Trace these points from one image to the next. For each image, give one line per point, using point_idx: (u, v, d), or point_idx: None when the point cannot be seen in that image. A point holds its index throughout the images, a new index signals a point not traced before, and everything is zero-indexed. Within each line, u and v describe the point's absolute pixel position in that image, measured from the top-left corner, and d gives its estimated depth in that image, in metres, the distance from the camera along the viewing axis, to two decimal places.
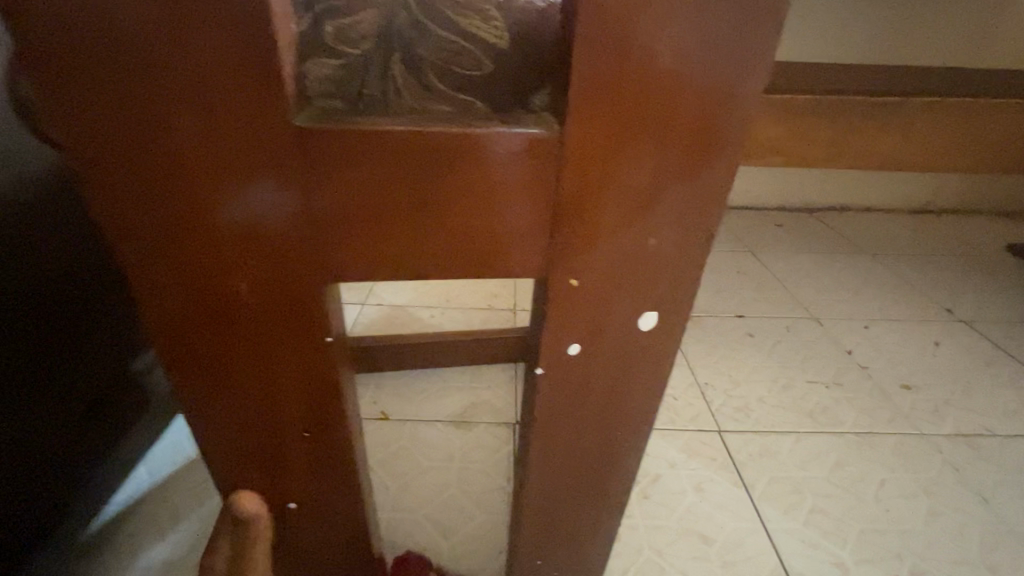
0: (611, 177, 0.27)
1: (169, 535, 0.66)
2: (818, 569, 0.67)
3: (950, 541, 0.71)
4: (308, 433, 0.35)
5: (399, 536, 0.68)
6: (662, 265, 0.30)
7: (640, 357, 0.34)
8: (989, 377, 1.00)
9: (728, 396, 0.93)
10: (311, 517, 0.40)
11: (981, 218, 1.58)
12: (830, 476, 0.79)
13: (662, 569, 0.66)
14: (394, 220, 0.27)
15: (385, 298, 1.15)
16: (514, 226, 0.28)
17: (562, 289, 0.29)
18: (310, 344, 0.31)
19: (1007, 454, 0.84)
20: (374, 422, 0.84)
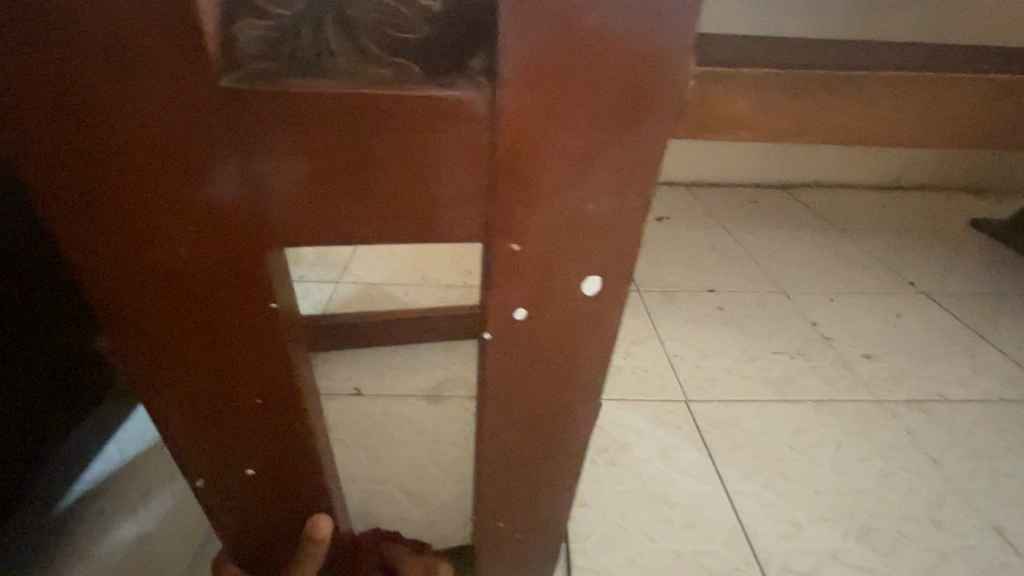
0: (544, 141, 0.27)
1: (140, 512, 0.66)
2: (774, 528, 0.70)
3: (900, 499, 0.74)
4: (261, 400, 0.36)
5: (371, 506, 0.69)
6: (601, 231, 0.31)
7: (587, 323, 0.35)
8: (946, 345, 1.04)
9: (696, 367, 0.95)
10: (272, 486, 0.41)
11: (948, 195, 1.62)
12: (789, 441, 0.82)
13: (626, 531, 0.68)
14: (333, 183, 0.28)
15: (360, 276, 1.15)
16: (453, 191, 0.29)
17: (504, 254, 0.31)
18: (256, 311, 0.32)
19: (958, 418, 0.88)
20: (347, 397, 0.85)
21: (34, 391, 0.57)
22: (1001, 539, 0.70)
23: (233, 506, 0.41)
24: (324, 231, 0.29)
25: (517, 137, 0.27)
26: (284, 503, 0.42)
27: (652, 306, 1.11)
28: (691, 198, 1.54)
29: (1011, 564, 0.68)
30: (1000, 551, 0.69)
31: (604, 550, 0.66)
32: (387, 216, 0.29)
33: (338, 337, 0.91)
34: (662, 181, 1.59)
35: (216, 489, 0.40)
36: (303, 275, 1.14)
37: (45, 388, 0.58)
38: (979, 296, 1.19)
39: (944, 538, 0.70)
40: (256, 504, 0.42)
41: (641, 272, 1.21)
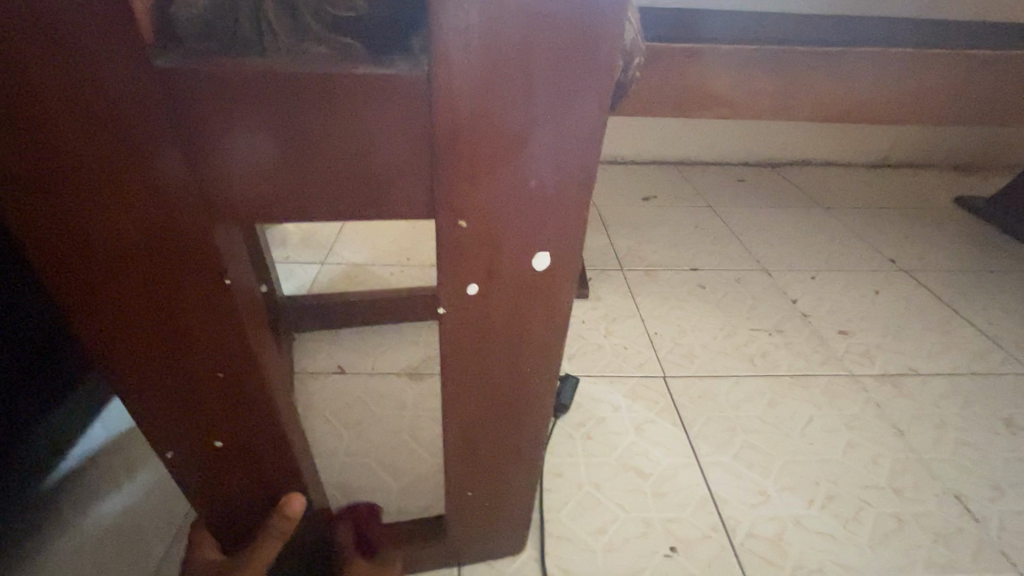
0: (479, 119, 0.28)
1: (127, 486, 0.68)
2: (742, 497, 0.72)
3: (864, 469, 0.77)
4: (222, 374, 0.37)
5: (351, 479, 0.71)
6: (544, 207, 0.32)
7: (539, 297, 0.36)
8: (921, 321, 1.06)
9: (675, 343, 0.97)
10: (242, 456, 0.42)
11: (934, 173, 1.62)
12: (761, 415, 0.84)
13: (599, 501, 0.71)
14: (279, 160, 0.29)
15: (344, 257, 1.15)
16: (395, 167, 0.31)
17: (452, 229, 0.32)
18: (210, 287, 0.33)
19: (927, 390, 0.90)
20: (331, 375, 0.86)
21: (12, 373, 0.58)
22: (959, 505, 0.73)
23: (203, 478, 0.43)
24: (274, 206, 0.31)
25: (453, 116, 0.28)
26: (257, 472, 0.44)
27: (634, 285, 1.12)
28: (678, 177, 1.54)
29: (967, 529, 0.70)
30: (957, 516, 0.72)
31: (577, 518, 0.68)
32: (333, 190, 0.31)
33: (320, 317, 0.92)
34: (650, 160, 1.59)
35: (186, 461, 0.42)
36: (289, 256, 1.15)
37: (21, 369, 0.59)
38: (958, 272, 1.20)
39: (904, 505, 0.73)
40: (228, 475, 0.43)
41: (625, 251, 1.22)
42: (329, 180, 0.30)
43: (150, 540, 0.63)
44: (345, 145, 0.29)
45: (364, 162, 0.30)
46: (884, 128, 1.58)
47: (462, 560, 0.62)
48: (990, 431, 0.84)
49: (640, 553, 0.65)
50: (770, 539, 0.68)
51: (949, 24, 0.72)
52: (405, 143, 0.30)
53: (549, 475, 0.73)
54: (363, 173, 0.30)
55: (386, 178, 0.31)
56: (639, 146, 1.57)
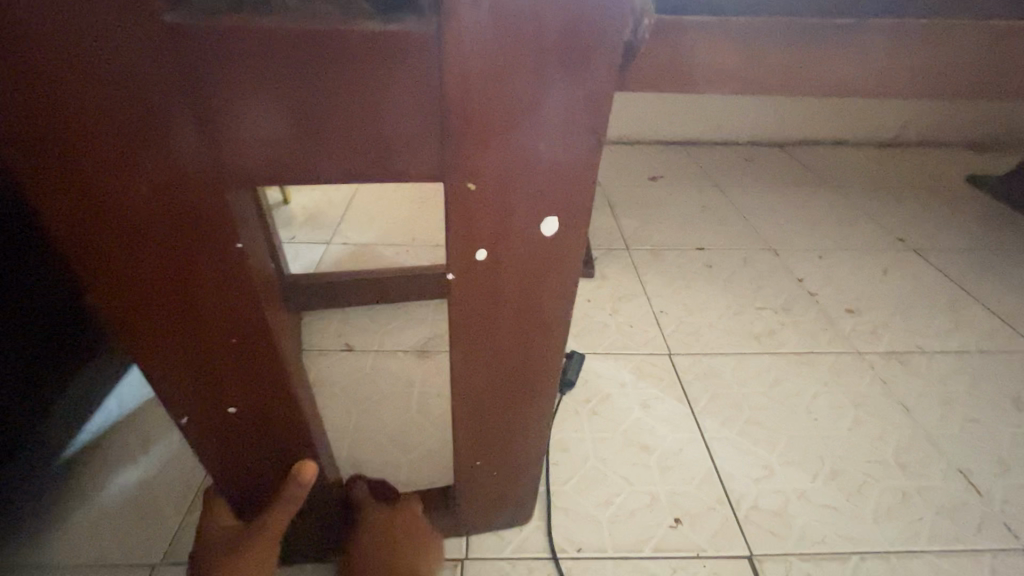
0: (489, 80, 0.28)
1: (141, 460, 0.69)
2: (746, 471, 0.73)
3: (869, 444, 0.77)
4: (235, 340, 0.38)
5: (361, 453, 0.72)
6: (554, 171, 0.32)
7: (549, 264, 0.36)
8: (929, 300, 1.05)
9: (680, 322, 0.97)
10: (254, 423, 0.43)
11: (946, 151, 1.60)
12: (767, 392, 0.85)
13: (604, 475, 0.71)
14: (289, 123, 0.30)
15: (350, 237, 1.15)
16: (405, 131, 0.31)
17: (461, 193, 0.32)
18: (222, 252, 0.33)
19: (934, 368, 0.90)
20: (338, 353, 0.87)
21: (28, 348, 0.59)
22: (963, 480, 0.73)
23: (218, 444, 0.44)
24: (285, 170, 0.31)
25: (463, 77, 0.28)
26: (269, 439, 0.45)
27: (640, 264, 1.12)
28: (685, 157, 1.52)
29: (971, 502, 0.71)
30: (962, 490, 0.72)
31: (583, 492, 0.69)
32: (343, 153, 0.31)
33: (327, 296, 0.93)
34: (657, 140, 1.58)
35: (201, 428, 0.42)
36: (295, 237, 1.15)
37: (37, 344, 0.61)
38: (969, 251, 1.19)
39: (908, 479, 0.73)
40: (240, 441, 0.44)
41: (631, 231, 1.22)
42: (339, 144, 0.31)
43: (165, 510, 0.64)
44: (355, 107, 0.29)
45: (373, 125, 0.30)
46: (896, 105, 1.55)
47: (470, 530, 0.63)
48: (996, 408, 0.84)
49: (646, 525, 0.66)
50: (774, 512, 0.68)
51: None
52: (415, 105, 0.30)
53: (555, 449, 0.74)
54: (372, 136, 0.31)
55: (395, 141, 0.31)
56: (646, 126, 1.55)
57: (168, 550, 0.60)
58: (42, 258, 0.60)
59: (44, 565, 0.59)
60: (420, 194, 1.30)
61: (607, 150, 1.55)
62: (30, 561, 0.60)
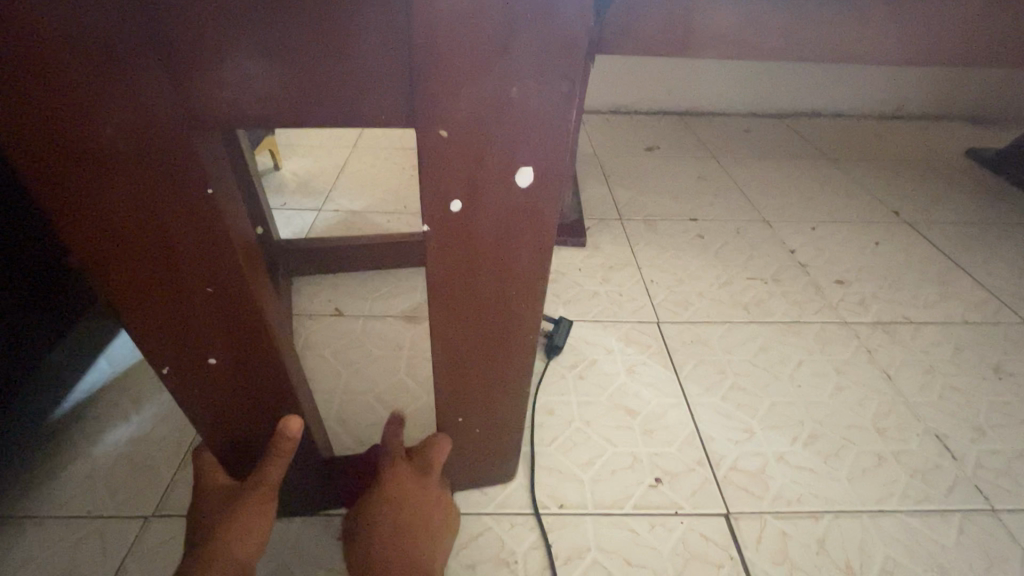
0: (457, 22, 0.28)
1: (133, 418, 0.70)
2: (729, 434, 0.74)
3: (850, 410, 0.79)
4: (211, 291, 0.38)
5: (349, 413, 0.74)
6: (527, 117, 0.31)
7: (527, 215, 0.36)
8: (918, 272, 1.05)
9: (670, 291, 0.98)
10: (234, 373, 0.44)
11: (946, 124, 1.58)
12: (753, 359, 0.86)
13: (588, 436, 0.73)
14: (259, 59, 0.29)
15: (341, 204, 1.14)
16: (374, 70, 0.31)
17: (434, 141, 0.32)
18: (193, 196, 0.33)
19: (918, 338, 0.91)
20: (328, 317, 0.87)
21: (21, 307, 0.61)
22: (939, 444, 0.75)
23: (200, 396, 0.45)
24: (259, 108, 0.31)
25: (432, 19, 0.27)
26: (252, 389, 0.45)
27: (632, 234, 1.11)
28: (682, 127, 1.50)
29: (945, 466, 0.72)
30: (936, 453, 0.74)
31: (568, 452, 0.71)
32: (315, 91, 0.31)
33: (318, 261, 0.93)
34: (655, 109, 1.55)
35: (181, 379, 0.43)
36: (286, 203, 1.14)
37: (29, 303, 0.62)
38: (961, 224, 1.19)
39: (886, 444, 0.75)
40: (221, 391, 0.45)
41: (624, 201, 1.21)
42: (309, 81, 0.31)
43: (156, 466, 0.65)
44: (327, 43, 0.29)
45: (344, 61, 0.30)
46: (897, 76, 1.53)
47: (455, 487, 0.65)
48: (977, 377, 0.85)
49: (627, 483, 0.68)
50: (752, 472, 0.70)
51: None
52: (383, 43, 0.30)
53: (541, 412, 0.75)
54: (343, 72, 0.31)
55: (367, 79, 0.31)
56: (643, 95, 1.52)
57: (159, 504, 0.62)
58: (25, 220, 0.60)
59: (38, 514, 0.61)
60: (412, 162, 1.29)
61: (603, 119, 1.52)
62: (24, 511, 0.61)
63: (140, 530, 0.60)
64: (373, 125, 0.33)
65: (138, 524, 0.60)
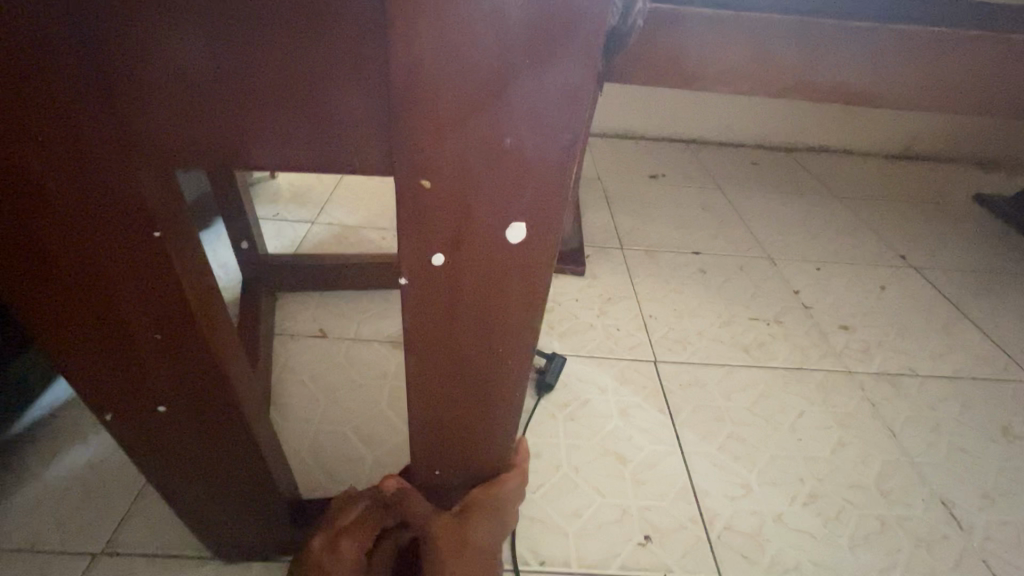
0: (443, 69, 0.25)
1: (92, 441, 0.66)
2: (723, 489, 0.70)
3: (852, 468, 0.75)
4: (159, 336, 0.35)
5: (324, 445, 0.69)
6: (519, 171, 0.28)
7: (515, 275, 0.33)
8: (925, 321, 1.02)
9: (669, 328, 0.94)
10: (185, 418, 0.40)
11: (954, 168, 1.56)
12: (753, 407, 0.82)
13: (576, 484, 0.69)
14: (221, 94, 0.27)
15: (335, 217, 1.11)
16: (347, 111, 0.28)
17: (414, 190, 0.28)
18: (139, 237, 0.30)
19: (924, 392, 0.88)
20: (311, 339, 0.84)
21: None
22: (945, 511, 0.71)
23: (150, 440, 0.41)
24: (211, 144, 0.29)
25: (414, 63, 0.24)
26: (207, 433, 0.42)
27: (633, 265, 1.08)
28: (688, 156, 1.48)
29: (952, 536, 0.68)
30: (942, 522, 0.70)
31: (553, 501, 0.67)
32: (277, 130, 0.28)
33: (305, 278, 0.89)
34: (661, 136, 1.53)
35: (128, 422, 0.39)
36: (279, 214, 1.11)
37: None
38: (970, 273, 1.16)
39: (889, 507, 0.71)
40: (173, 435, 0.41)
41: (626, 229, 1.18)
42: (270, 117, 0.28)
43: (112, 496, 0.61)
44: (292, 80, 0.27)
45: (310, 100, 0.28)
46: (906, 116, 1.51)
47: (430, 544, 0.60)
48: (985, 439, 0.81)
49: (614, 540, 0.64)
50: (747, 533, 0.66)
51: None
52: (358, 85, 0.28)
53: (527, 455, 0.71)
54: (310, 111, 0.28)
55: (337, 119, 0.28)
56: (651, 121, 1.50)
57: (111, 539, 0.57)
58: None
59: None
60: None
61: (608, 143, 1.50)
62: None
63: (87, 567, 0.55)
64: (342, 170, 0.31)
65: (85, 561, 0.56)
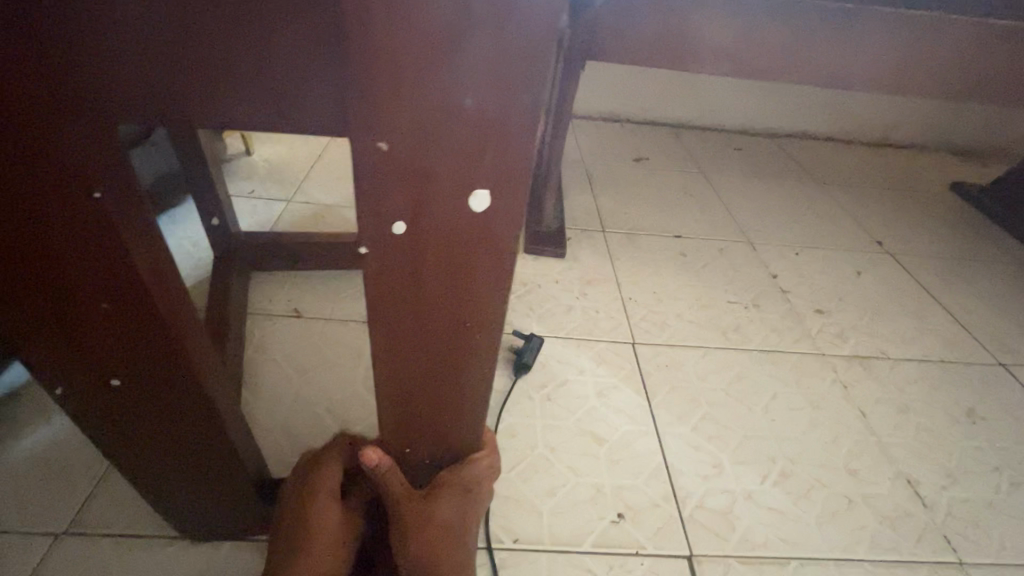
0: (395, 21, 0.23)
1: (52, 422, 0.64)
2: (697, 468, 0.71)
3: (822, 448, 0.76)
4: (110, 306, 0.34)
5: (296, 425, 0.68)
6: (484, 133, 0.27)
7: (479, 244, 0.32)
8: (899, 306, 1.03)
9: (648, 311, 0.94)
10: (140, 394, 0.39)
11: (932, 156, 1.58)
12: (727, 388, 0.83)
13: (551, 463, 0.69)
14: (169, 49, 0.27)
15: (312, 196, 1.08)
16: (299, 67, 0.28)
17: (371, 153, 0.27)
18: (81, 200, 0.29)
19: (894, 375, 0.89)
20: (285, 318, 0.82)
21: None
22: (910, 490, 0.73)
23: (105, 417, 0.40)
24: (160, 101, 0.28)
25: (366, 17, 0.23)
26: (165, 409, 0.40)
27: (614, 248, 1.08)
28: (672, 140, 1.47)
29: (915, 514, 0.70)
30: (906, 499, 0.72)
31: (528, 480, 0.67)
32: (219, 81, 0.28)
33: (279, 256, 0.87)
34: (645, 119, 1.52)
35: (80, 398, 0.38)
36: (253, 192, 1.08)
37: None
38: (944, 259, 1.18)
39: (856, 486, 0.72)
40: (126, 412, 0.40)
41: (608, 212, 1.17)
42: (213, 68, 0.28)
43: (75, 476, 0.60)
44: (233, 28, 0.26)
45: (254, 51, 0.27)
46: (888, 104, 1.52)
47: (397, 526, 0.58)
48: (951, 419, 0.83)
49: (587, 518, 0.64)
50: (719, 511, 0.67)
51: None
52: (308, 39, 0.27)
53: (503, 435, 0.71)
54: (254, 63, 0.28)
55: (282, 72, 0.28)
56: (636, 103, 1.49)
57: (74, 520, 0.56)
58: None
59: None
60: None
61: (593, 125, 1.48)
62: None
63: (48, 549, 0.54)
64: (293, 128, 0.30)
65: (47, 542, 0.54)
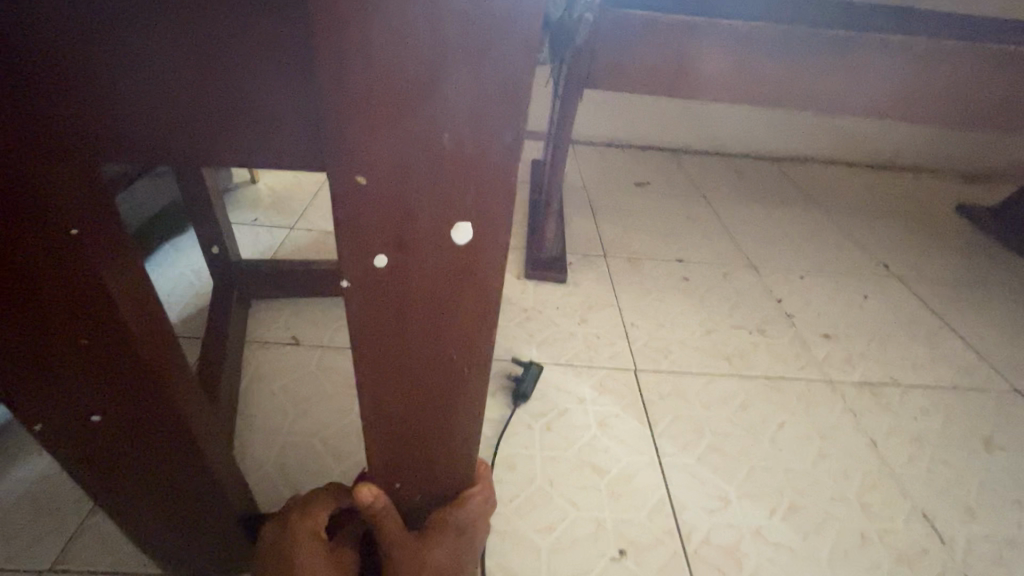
0: (369, 59, 0.23)
1: (42, 456, 0.63)
2: (702, 502, 0.69)
3: (832, 480, 0.74)
4: (88, 342, 0.33)
5: (289, 457, 0.67)
6: (461, 166, 0.27)
7: (461, 275, 0.31)
8: (909, 332, 1.01)
9: (650, 337, 0.93)
10: (121, 430, 0.38)
11: (937, 178, 1.57)
12: (733, 417, 0.80)
13: (550, 497, 0.67)
14: (160, 97, 0.28)
15: (314, 223, 1.09)
16: (281, 112, 0.30)
17: (350, 188, 0.27)
18: (55, 236, 0.29)
19: (906, 403, 0.87)
20: (282, 347, 0.81)
21: None
22: (927, 525, 0.70)
23: (86, 454, 0.39)
24: (151, 143, 0.30)
25: (339, 56, 0.23)
26: (148, 446, 0.40)
27: (616, 273, 1.07)
28: (674, 165, 1.48)
29: (933, 551, 0.67)
30: (923, 535, 0.69)
31: (526, 515, 0.65)
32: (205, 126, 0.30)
33: (278, 284, 0.87)
34: (646, 145, 1.53)
35: (60, 437, 0.37)
36: (256, 220, 1.09)
37: None
38: (953, 283, 1.16)
39: (870, 521, 0.69)
40: (106, 448, 0.39)
41: (609, 237, 1.17)
42: (197, 110, 0.29)
43: (63, 512, 0.58)
44: (216, 73, 0.28)
45: (236, 97, 0.29)
46: (890, 128, 1.52)
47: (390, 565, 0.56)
48: (967, 450, 0.80)
49: (587, 555, 0.62)
50: (725, 547, 0.64)
51: (927, 16, 0.74)
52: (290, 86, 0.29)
53: (501, 467, 0.70)
54: (235, 103, 0.29)
55: (263, 113, 0.30)
56: (637, 130, 1.51)
57: (57, 558, 0.55)
58: None
59: None
60: None
61: (594, 151, 1.50)
62: None
63: None
64: (275, 165, 0.32)
65: None
